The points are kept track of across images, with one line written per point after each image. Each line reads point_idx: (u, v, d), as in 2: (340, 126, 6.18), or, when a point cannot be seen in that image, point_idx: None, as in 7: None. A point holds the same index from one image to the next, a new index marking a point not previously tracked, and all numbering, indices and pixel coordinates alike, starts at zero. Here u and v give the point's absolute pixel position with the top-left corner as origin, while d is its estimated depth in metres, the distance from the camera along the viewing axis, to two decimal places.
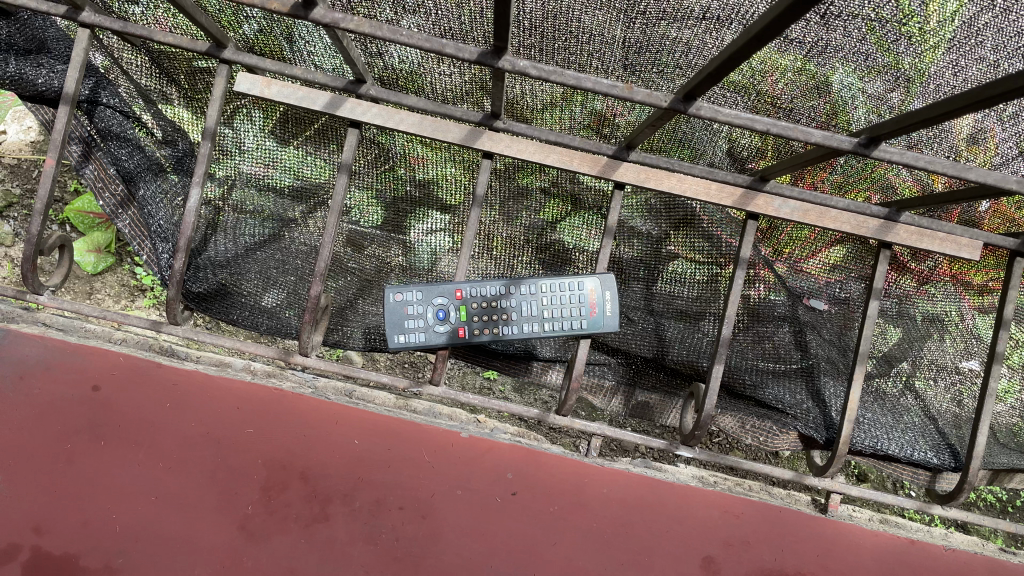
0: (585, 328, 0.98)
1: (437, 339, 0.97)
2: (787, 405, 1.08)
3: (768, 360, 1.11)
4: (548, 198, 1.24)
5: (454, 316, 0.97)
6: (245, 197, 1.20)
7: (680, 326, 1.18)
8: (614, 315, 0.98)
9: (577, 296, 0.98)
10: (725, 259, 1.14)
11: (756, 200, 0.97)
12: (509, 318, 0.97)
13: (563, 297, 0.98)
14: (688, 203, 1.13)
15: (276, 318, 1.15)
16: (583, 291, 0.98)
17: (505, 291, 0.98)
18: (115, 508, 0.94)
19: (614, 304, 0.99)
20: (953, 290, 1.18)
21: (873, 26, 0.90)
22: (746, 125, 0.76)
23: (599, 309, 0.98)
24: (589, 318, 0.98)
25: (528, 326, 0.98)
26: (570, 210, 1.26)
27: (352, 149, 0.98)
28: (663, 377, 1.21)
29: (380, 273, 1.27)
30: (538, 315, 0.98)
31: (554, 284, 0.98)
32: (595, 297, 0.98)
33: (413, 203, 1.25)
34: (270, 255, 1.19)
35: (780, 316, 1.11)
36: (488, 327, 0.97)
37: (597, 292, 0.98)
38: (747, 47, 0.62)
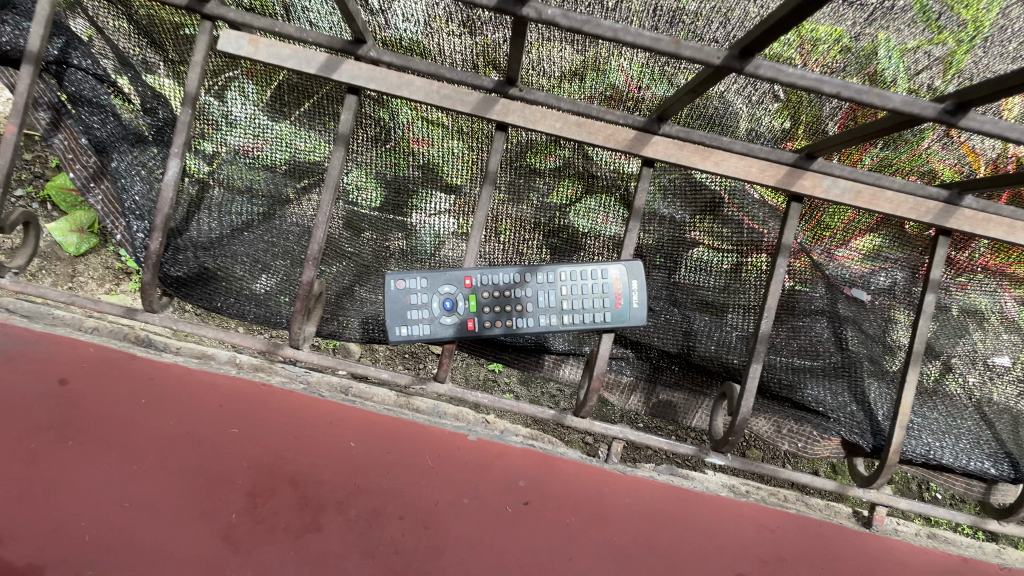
0: (609, 322, 0.87)
1: (442, 332, 0.86)
2: (828, 408, 0.98)
3: (806, 358, 1.01)
4: (560, 180, 1.13)
5: (462, 306, 0.87)
6: (231, 170, 1.09)
7: (707, 318, 1.08)
8: (641, 305, 0.88)
9: (600, 286, 0.88)
10: (753, 248, 1.03)
11: (803, 178, 0.87)
12: (523, 309, 0.87)
13: (584, 287, 0.88)
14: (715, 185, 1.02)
15: (265, 306, 1.06)
16: (608, 280, 0.88)
17: (519, 280, 0.88)
18: (84, 514, 0.83)
19: (641, 295, 0.88)
20: (989, 283, 1.08)
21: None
22: (815, 87, 0.62)
23: (625, 301, 0.88)
24: (614, 310, 0.88)
25: (544, 319, 0.87)
26: (584, 193, 1.15)
27: (350, 117, 0.87)
28: (687, 373, 1.11)
29: (380, 261, 1.18)
30: (557, 307, 0.88)
31: (574, 272, 0.88)
32: (621, 287, 0.88)
33: (415, 185, 1.15)
34: (259, 236, 1.10)
35: (817, 311, 1.00)
36: (500, 318, 0.87)
37: (622, 282, 0.88)
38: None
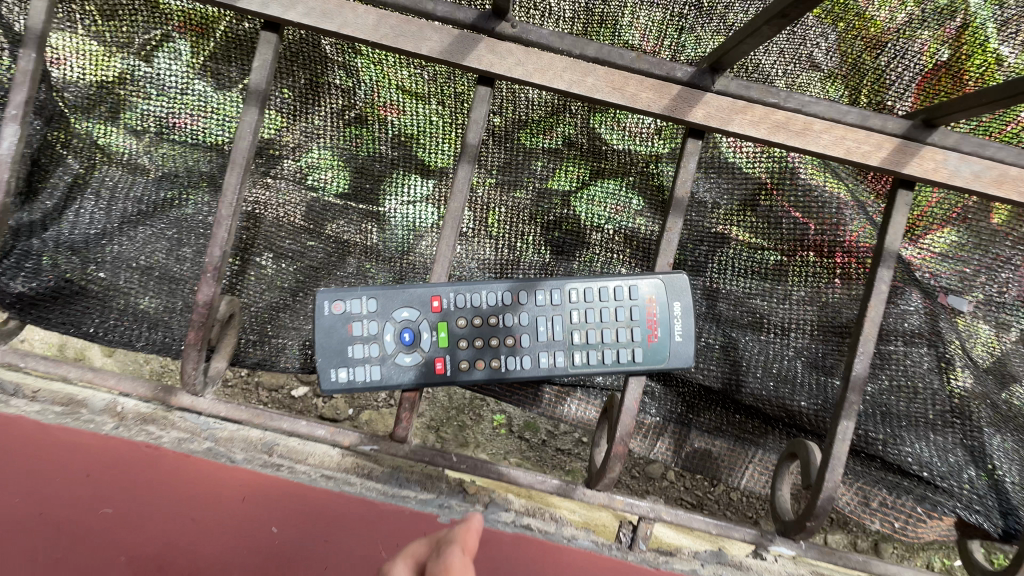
0: (639, 365, 0.62)
1: (398, 380, 0.60)
2: (936, 473, 0.74)
3: (903, 404, 0.75)
4: (562, 160, 0.86)
5: (427, 342, 0.61)
6: (133, 142, 0.82)
7: (761, 343, 0.82)
8: (686, 337, 0.62)
9: (626, 310, 0.63)
10: (833, 255, 0.78)
11: (922, 157, 0.60)
12: (515, 346, 0.62)
13: (603, 313, 0.63)
14: (757, 169, 0.79)
15: (159, 330, 0.79)
16: (639, 301, 0.62)
17: (511, 302, 0.62)
18: None
19: (685, 323, 0.62)
20: None
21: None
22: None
23: (661, 331, 0.62)
24: (645, 347, 0.62)
25: (546, 359, 0.62)
26: (592, 176, 0.87)
27: (264, 63, 0.61)
28: (733, 416, 0.85)
29: (336, 259, 0.89)
30: (563, 342, 0.62)
31: (590, 290, 0.63)
32: (657, 311, 0.62)
33: (384, 166, 0.88)
34: (159, 233, 0.83)
35: (917, 338, 0.75)
36: (483, 360, 0.61)
37: (660, 304, 0.62)
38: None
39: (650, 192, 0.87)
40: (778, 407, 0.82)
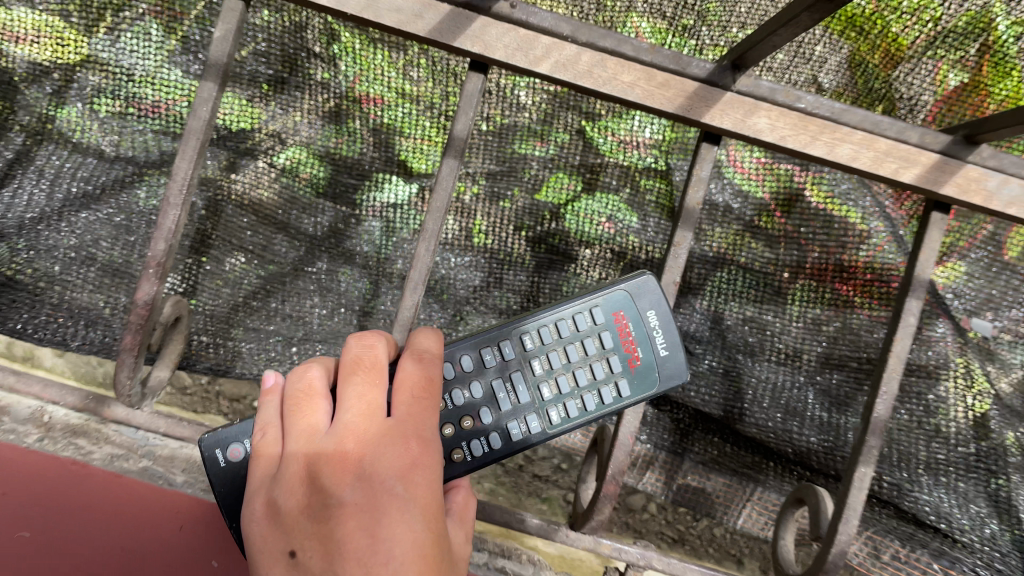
0: (626, 399, 0.55)
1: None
2: (957, 526, 0.69)
3: (923, 450, 0.70)
4: (553, 172, 0.81)
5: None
6: (85, 114, 0.75)
7: (768, 372, 0.76)
8: (672, 348, 0.56)
9: (592, 339, 0.56)
10: (858, 284, 0.73)
11: (959, 176, 0.53)
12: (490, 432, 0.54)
13: (563, 352, 0.56)
14: (760, 189, 0.75)
15: (101, 328, 0.73)
16: (605, 325, 0.56)
17: (460, 379, 0.55)
18: None
19: (670, 335, 0.56)
20: None
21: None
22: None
23: (641, 356, 0.56)
24: (628, 376, 0.56)
25: (525, 431, 0.54)
26: (584, 191, 0.81)
27: (226, 32, 0.53)
28: (730, 450, 0.78)
29: (305, 256, 0.81)
30: (531, 403, 0.55)
31: (544, 332, 0.56)
32: (631, 328, 0.56)
33: (366, 166, 0.80)
34: (105, 221, 0.76)
35: (940, 376, 0.70)
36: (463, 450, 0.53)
37: (634, 321, 0.56)
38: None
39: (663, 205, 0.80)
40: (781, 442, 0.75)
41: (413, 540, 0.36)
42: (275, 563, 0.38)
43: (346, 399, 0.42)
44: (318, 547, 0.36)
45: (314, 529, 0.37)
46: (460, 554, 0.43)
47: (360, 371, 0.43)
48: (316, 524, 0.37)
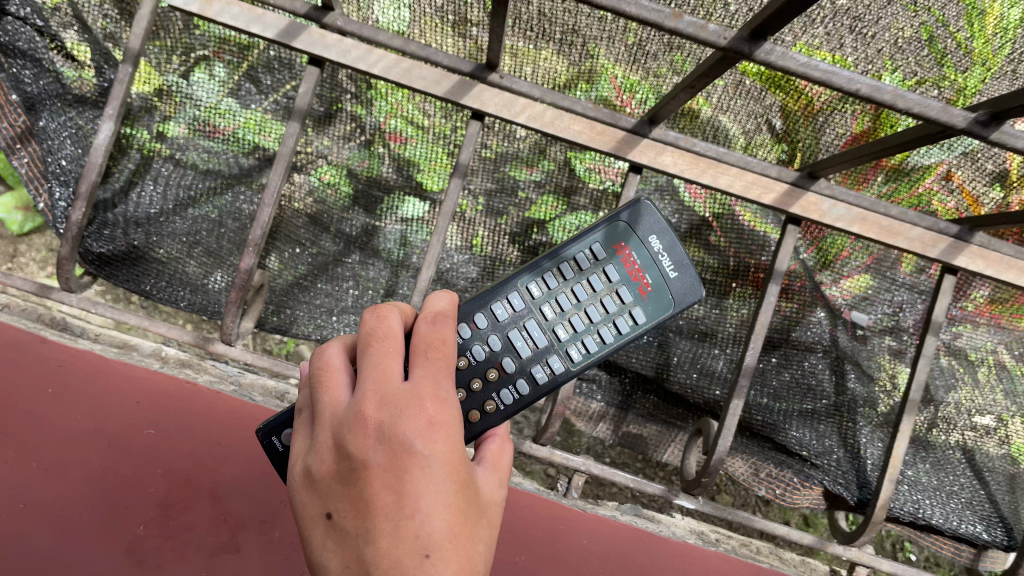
0: (639, 321, 0.69)
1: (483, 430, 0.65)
2: (811, 451, 0.94)
3: (796, 403, 0.96)
4: (541, 193, 1.06)
5: (461, 399, 0.64)
6: (186, 137, 1.05)
7: (690, 346, 1.02)
8: (674, 269, 0.69)
9: (602, 272, 0.70)
10: (749, 274, 0.99)
11: (804, 201, 0.79)
12: (535, 371, 0.66)
13: (579, 290, 0.70)
14: (701, 207, 1.00)
15: (201, 293, 1.02)
16: (609, 260, 0.70)
17: (496, 333, 0.67)
18: (19, 482, 0.80)
19: (671, 257, 0.70)
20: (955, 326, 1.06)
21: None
22: (827, 79, 0.51)
23: (645, 281, 0.70)
24: (637, 301, 0.69)
25: (564, 366, 0.67)
26: (566, 210, 1.07)
27: (308, 90, 0.82)
28: (662, 405, 1.04)
29: (343, 250, 1.07)
30: (552, 342, 0.68)
31: (554, 278, 0.69)
32: (634, 257, 0.70)
33: (390, 184, 1.06)
34: (201, 217, 1.04)
35: (818, 349, 0.96)
36: (508, 393, 0.65)
37: (630, 252, 0.70)
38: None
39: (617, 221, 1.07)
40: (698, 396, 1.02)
41: (437, 494, 0.41)
42: (315, 525, 0.43)
43: (365, 365, 0.45)
44: (350, 508, 0.41)
45: (344, 490, 0.42)
46: (488, 499, 0.48)
47: (375, 337, 0.47)
48: (345, 487, 0.42)
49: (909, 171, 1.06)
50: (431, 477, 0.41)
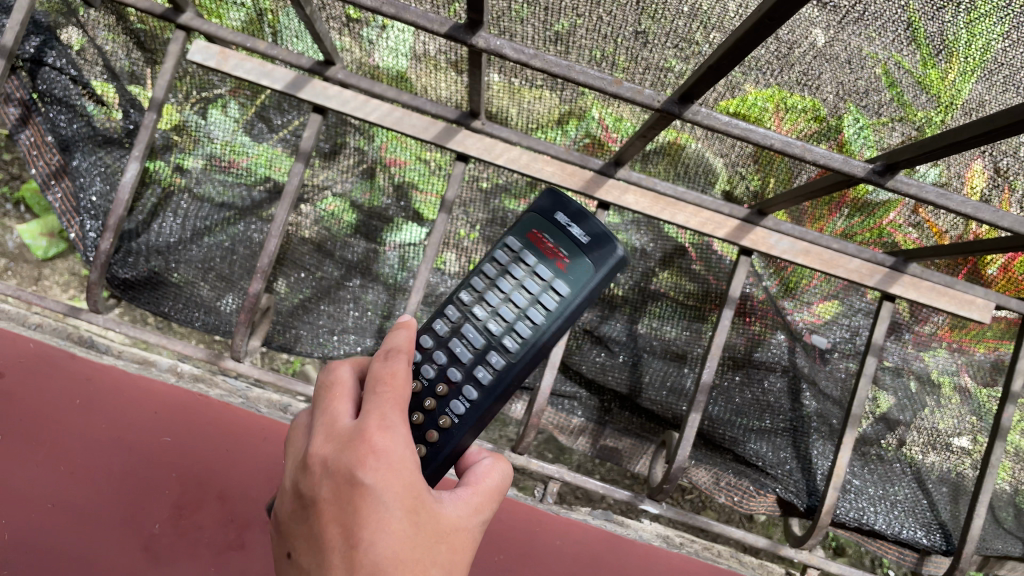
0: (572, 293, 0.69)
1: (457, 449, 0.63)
2: (767, 462, 1.05)
3: (753, 419, 1.08)
4: None
5: (417, 422, 0.64)
6: (202, 171, 1.15)
7: (662, 365, 1.13)
8: (592, 240, 0.71)
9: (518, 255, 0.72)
10: (713, 301, 1.11)
11: (753, 233, 0.95)
12: (478, 371, 0.66)
13: (501, 280, 0.72)
14: (679, 237, 1.12)
15: (214, 314, 1.11)
16: (524, 248, 0.72)
17: (440, 347, 0.68)
18: (47, 483, 0.89)
19: (586, 230, 0.72)
20: (904, 350, 1.17)
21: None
22: (745, 135, 0.72)
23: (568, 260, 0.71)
24: (564, 275, 0.71)
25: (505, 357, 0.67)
26: None
27: (312, 133, 0.95)
28: (636, 419, 1.14)
29: (344, 275, 1.16)
30: (493, 338, 0.69)
31: (478, 284, 0.72)
32: (548, 240, 0.72)
33: (390, 213, 1.15)
34: (217, 244, 1.14)
35: (778, 369, 1.08)
36: (460, 403, 0.65)
37: (538, 230, 0.73)
38: (754, 33, 0.57)
39: None
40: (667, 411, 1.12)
41: (382, 524, 0.45)
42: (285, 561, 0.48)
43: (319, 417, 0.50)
44: (304, 544, 0.46)
45: (302, 528, 0.47)
46: (456, 525, 0.49)
47: (333, 389, 0.51)
48: (304, 526, 0.47)
49: (872, 205, 1.10)
50: (374, 508, 0.45)
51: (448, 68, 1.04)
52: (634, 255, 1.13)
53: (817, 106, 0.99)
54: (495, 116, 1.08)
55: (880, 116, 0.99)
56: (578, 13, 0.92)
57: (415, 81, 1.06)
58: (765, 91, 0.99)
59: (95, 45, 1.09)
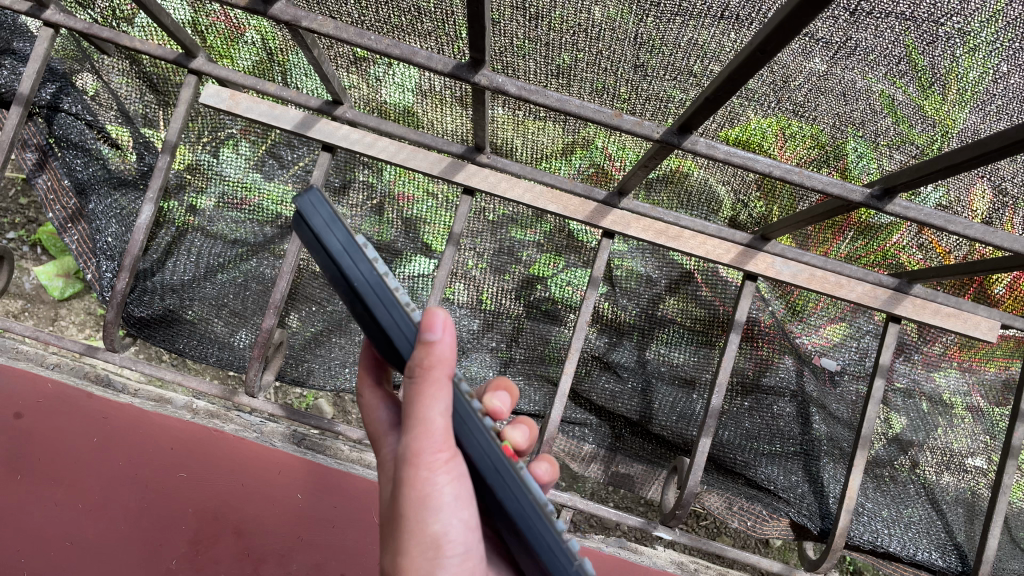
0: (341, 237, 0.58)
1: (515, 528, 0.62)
2: (779, 486, 1.05)
3: (764, 444, 1.09)
4: (540, 253, 1.17)
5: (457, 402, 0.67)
6: (215, 209, 1.18)
7: (671, 391, 1.14)
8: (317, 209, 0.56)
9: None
10: (720, 327, 1.13)
11: (756, 258, 0.97)
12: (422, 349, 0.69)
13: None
14: (686, 262, 1.13)
15: (227, 351, 1.12)
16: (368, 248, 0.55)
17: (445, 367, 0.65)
18: (64, 521, 0.91)
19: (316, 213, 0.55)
20: (919, 371, 1.18)
21: (908, 24, 0.90)
22: (746, 164, 0.73)
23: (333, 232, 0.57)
24: None
25: None
26: (563, 267, 1.17)
27: (322, 171, 0.98)
28: (646, 444, 1.14)
29: None
30: None
31: None
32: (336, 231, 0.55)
33: (399, 246, 1.17)
34: (229, 281, 1.16)
35: (788, 394, 1.10)
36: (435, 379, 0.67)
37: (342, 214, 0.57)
38: (746, 66, 0.59)
39: (607, 277, 1.16)
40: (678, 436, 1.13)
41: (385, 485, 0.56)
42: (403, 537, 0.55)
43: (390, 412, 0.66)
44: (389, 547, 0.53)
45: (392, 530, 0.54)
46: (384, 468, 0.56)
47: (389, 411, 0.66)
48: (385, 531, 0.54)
49: (875, 228, 1.10)
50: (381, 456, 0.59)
51: (454, 103, 1.06)
52: (640, 282, 1.15)
53: (817, 133, 1.01)
54: (501, 148, 1.10)
55: (881, 140, 1.00)
56: (579, 48, 0.94)
57: (422, 117, 1.08)
58: (767, 118, 1.00)
59: (110, 90, 1.14)
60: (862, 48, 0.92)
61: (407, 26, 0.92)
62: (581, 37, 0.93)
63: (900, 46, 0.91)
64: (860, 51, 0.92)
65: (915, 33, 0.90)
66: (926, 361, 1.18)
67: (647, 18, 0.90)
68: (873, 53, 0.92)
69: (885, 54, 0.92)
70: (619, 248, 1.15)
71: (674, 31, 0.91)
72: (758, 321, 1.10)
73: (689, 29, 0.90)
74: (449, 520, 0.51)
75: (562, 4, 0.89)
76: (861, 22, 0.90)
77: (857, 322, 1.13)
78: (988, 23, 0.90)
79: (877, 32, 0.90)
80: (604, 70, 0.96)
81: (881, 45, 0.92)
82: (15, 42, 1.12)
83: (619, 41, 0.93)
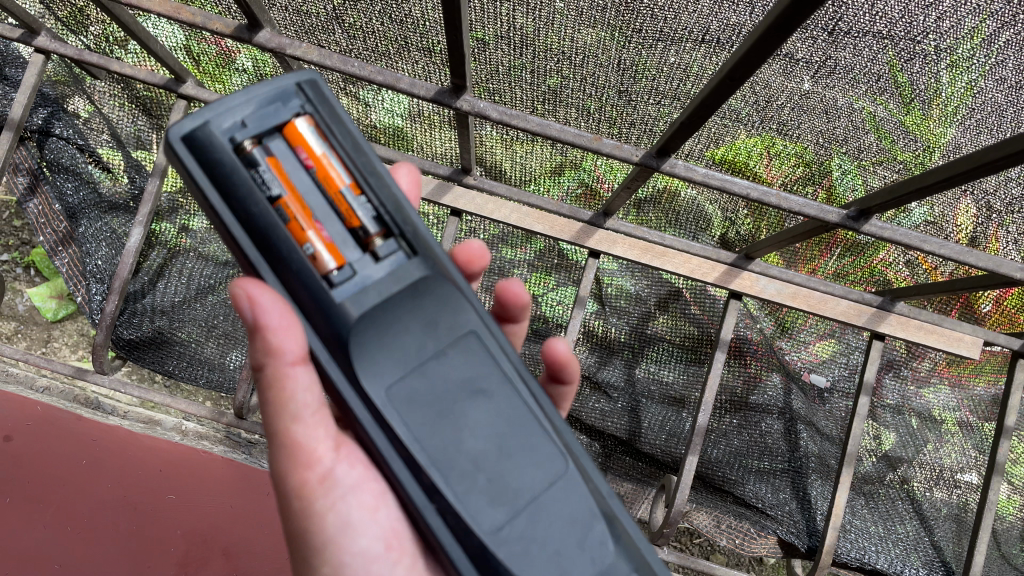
0: None
1: None
2: (767, 504, 1.06)
3: (754, 460, 1.09)
4: (531, 272, 1.18)
5: None
6: (206, 231, 1.19)
7: (660, 410, 1.14)
8: None
9: None
10: (708, 344, 1.13)
11: (742, 278, 0.99)
12: None
13: None
14: (677, 281, 1.14)
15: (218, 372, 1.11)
16: None
17: None
18: (53, 544, 0.95)
19: None
20: (904, 386, 1.19)
21: (886, 42, 0.88)
22: (724, 186, 0.76)
23: None
24: None
25: None
26: (554, 286, 1.18)
27: None
28: (635, 463, 1.15)
29: None
30: None
31: None
32: None
33: None
34: (219, 302, 1.16)
35: (775, 412, 1.11)
36: None
37: None
38: (717, 91, 0.61)
39: (597, 296, 1.17)
40: (667, 454, 1.13)
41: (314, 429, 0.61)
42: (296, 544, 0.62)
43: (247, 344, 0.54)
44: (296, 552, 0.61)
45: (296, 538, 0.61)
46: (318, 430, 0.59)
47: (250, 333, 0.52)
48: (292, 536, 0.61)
49: (864, 245, 1.10)
50: None
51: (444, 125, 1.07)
52: (630, 301, 1.16)
53: (802, 151, 1.03)
54: (490, 169, 1.11)
55: (865, 158, 1.02)
56: (565, 71, 0.95)
57: (413, 138, 1.10)
58: (752, 138, 1.02)
59: (103, 116, 1.14)
60: (846, 67, 0.91)
61: (396, 50, 0.93)
62: (567, 60, 0.93)
63: (885, 65, 0.91)
64: (843, 71, 0.92)
65: (899, 52, 0.89)
66: (915, 378, 1.18)
67: (633, 43, 0.90)
68: (851, 73, 0.92)
69: (865, 73, 0.92)
70: (607, 266, 1.16)
71: (658, 54, 0.91)
72: (746, 339, 1.11)
73: (673, 52, 0.91)
74: (347, 547, 0.58)
75: (546, 31, 0.90)
76: (841, 44, 0.88)
77: (844, 344, 1.14)
78: (970, 42, 0.89)
79: (857, 50, 0.89)
80: (590, 92, 0.98)
81: (865, 66, 0.91)
82: (7, 67, 1.13)
83: (604, 62, 0.93)
